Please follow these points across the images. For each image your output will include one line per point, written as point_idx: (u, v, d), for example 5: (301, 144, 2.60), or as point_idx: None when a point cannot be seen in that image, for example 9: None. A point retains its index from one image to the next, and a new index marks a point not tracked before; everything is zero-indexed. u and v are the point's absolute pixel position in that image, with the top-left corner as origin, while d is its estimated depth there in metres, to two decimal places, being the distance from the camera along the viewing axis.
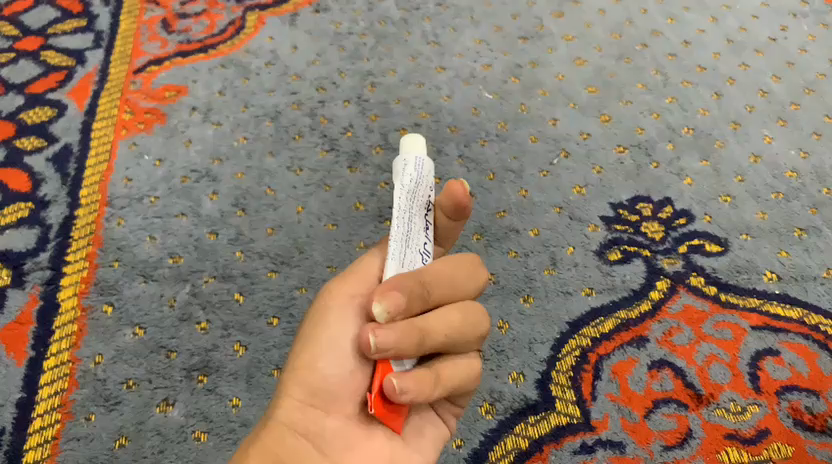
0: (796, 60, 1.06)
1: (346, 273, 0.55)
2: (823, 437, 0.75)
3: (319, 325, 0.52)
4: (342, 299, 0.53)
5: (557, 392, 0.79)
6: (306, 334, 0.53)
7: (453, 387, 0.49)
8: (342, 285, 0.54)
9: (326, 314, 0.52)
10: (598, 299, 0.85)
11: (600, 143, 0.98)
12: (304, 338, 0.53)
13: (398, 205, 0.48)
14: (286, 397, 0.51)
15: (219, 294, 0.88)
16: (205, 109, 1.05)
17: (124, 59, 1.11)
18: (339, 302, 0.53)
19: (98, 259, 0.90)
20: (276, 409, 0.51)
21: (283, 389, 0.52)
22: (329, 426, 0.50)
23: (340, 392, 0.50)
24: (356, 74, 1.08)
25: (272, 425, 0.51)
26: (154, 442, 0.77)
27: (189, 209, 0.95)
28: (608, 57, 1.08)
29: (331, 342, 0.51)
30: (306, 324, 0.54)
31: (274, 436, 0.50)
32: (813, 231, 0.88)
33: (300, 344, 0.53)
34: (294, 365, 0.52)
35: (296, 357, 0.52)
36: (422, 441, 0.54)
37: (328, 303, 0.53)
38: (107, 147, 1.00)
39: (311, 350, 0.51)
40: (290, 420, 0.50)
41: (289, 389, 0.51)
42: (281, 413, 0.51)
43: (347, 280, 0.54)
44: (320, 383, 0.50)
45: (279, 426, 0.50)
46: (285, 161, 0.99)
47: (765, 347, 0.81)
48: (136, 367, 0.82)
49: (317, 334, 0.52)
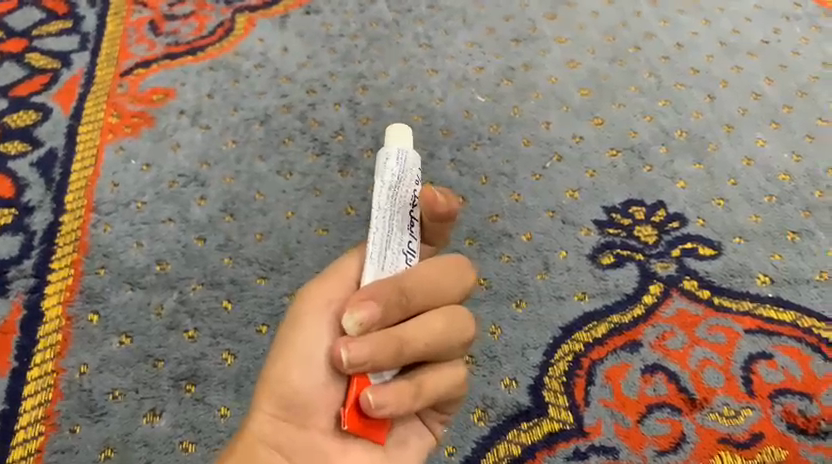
0: (790, 62, 1.05)
1: (321, 276, 0.55)
2: (816, 441, 0.75)
3: (292, 335, 0.54)
4: (316, 309, 0.54)
5: (549, 398, 0.79)
6: (280, 343, 0.55)
7: (435, 395, 0.52)
8: (316, 292, 0.55)
9: (299, 324, 0.54)
10: (591, 304, 0.85)
11: (593, 147, 0.97)
12: (279, 347, 0.55)
13: (377, 203, 0.51)
14: (260, 408, 0.54)
15: (208, 302, 0.86)
16: (193, 112, 1.03)
17: (111, 61, 1.09)
18: (313, 312, 0.54)
19: (84, 266, 0.88)
20: (252, 418, 0.54)
21: (259, 398, 0.54)
22: (303, 437, 0.53)
23: (313, 406, 0.53)
24: (347, 76, 1.07)
25: (248, 437, 0.54)
26: (141, 454, 0.76)
27: (177, 214, 0.93)
28: (602, 59, 1.07)
29: (304, 354, 0.53)
30: (281, 330, 0.56)
31: (249, 447, 0.53)
32: (805, 234, 0.88)
33: (275, 353, 0.55)
34: (269, 374, 0.54)
35: (270, 366, 0.54)
36: (406, 451, 0.56)
37: (302, 312, 0.54)
38: (93, 151, 0.99)
39: (284, 364, 0.53)
40: (264, 432, 0.53)
41: (264, 400, 0.54)
42: (256, 424, 0.54)
43: (321, 287, 0.55)
44: (294, 397, 0.53)
45: (254, 438, 0.53)
46: (275, 166, 0.98)
47: (758, 351, 0.81)
48: (122, 377, 0.81)
49: (291, 345, 0.54)
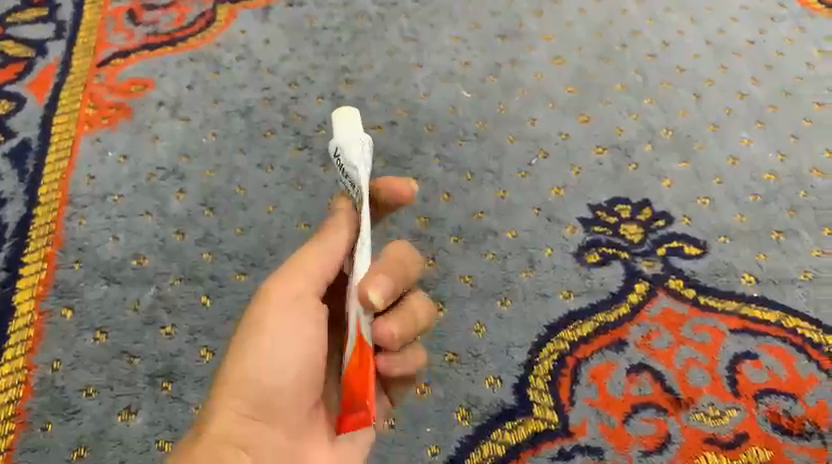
0: (776, 62, 1.04)
1: (289, 268, 0.55)
2: (801, 441, 0.75)
3: (261, 330, 0.53)
4: (287, 303, 0.54)
5: (534, 397, 0.78)
6: (244, 337, 0.53)
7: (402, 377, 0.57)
8: (285, 285, 0.54)
9: (270, 318, 0.53)
10: (576, 302, 0.84)
11: (579, 144, 0.97)
12: (242, 342, 0.53)
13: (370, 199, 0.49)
14: (225, 405, 0.52)
15: (186, 297, 0.84)
16: (173, 104, 1.01)
17: (88, 51, 1.06)
18: (284, 306, 0.54)
19: (58, 261, 0.86)
20: (214, 417, 0.52)
21: (222, 395, 0.52)
22: (272, 437, 0.52)
23: (286, 404, 0.53)
24: (331, 69, 1.05)
25: (209, 438, 0.51)
26: (116, 453, 0.75)
27: (156, 208, 0.91)
28: (589, 56, 1.06)
29: (276, 350, 0.53)
30: (243, 325, 0.54)
31: (212, 448, 0.51)
32: (790, 234, 0.88)
33: (238, 348, 0.53)
34: (234, 370, 0.53)
35: (234, 360, 0.53)
36: (352, 450, 0.56)
37: (273, 306, 0.54)
38: (68, 143, 0.96)
39: (256, 360, 0.52)
40: (230, 432, 0.51)
41: (230, 396, 0.52)
42: (220, 424, 0.51)
43: (291, 279, 0.54)
44: (266, 395, 0.52)
45: (219, 437, 0.51)
46: (256, 159, 0.96)
47: (743, 351, 0.80)
48: (97, 374, 0.79)
49: (261, 340, 0.53)
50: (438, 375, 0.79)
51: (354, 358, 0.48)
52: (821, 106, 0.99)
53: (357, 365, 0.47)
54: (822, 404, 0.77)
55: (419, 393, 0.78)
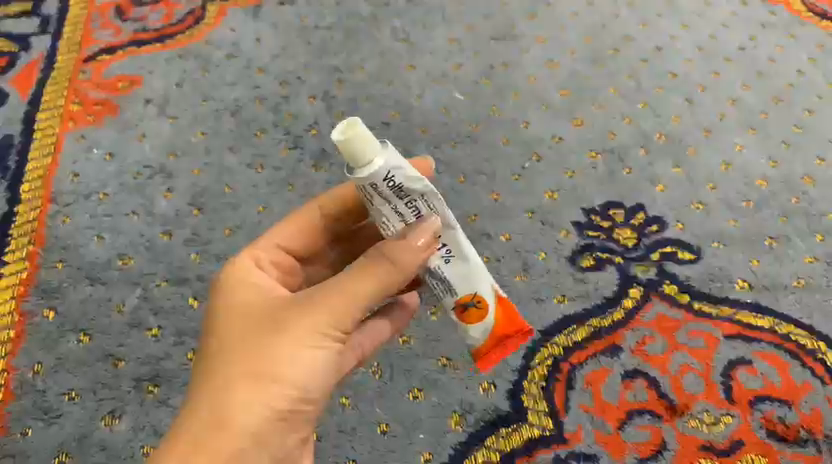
0: (768, 69, 1.03)
1: (341, 286, 0.51)
2: (795, 448, 0.74)
3: (304, 343, 0.50)
4: (335, 326, 0.51)
5: (528, 403, 0.77)
6: (285, 343, 0.50)
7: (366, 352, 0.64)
8: (336, 306, 0.51)
9: (315, 335, 0.50)
10: (570, 307, 0.83)
11: (572, 148, 0.96)
12: (282, 347, 0.50)
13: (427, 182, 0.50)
14: (252, 407, 0.49)
15: (173, 299, 0.82)
16: (161, 101, 0.99)
17: (73, 46, 1.04)
18: (330, 327, 0.51)
19: (41, 260, 0.84)
20: (238, 414, 0.48)
21: (248, 393, 0.49)
22: (288, 437, 0.51)
23: (306, 417, 0.52)
24: (322, 69, 1.04)
25: (231, 431, 0.48)
26: (99, 459, 0.73)
27: (142, 207, 0.89)
28: (581, 60, 1.05)
29: (315, 368, 0.51)
30: (281, 325, 0.51)
31: (231, 444, 0.48)
32: (783, 240, 0.87)
33: (276, 352, 0.50)
34: (269, 371, 0.49)
35: (269, 364, 0.50)
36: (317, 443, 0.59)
37: (310, 321, 0.50)
38: (52, 139, 0.94)
39: (287, 370, 0.50)
40: (254, 432, 0.49)
41: (259, 402, 0.49)
42: (244, 423, 0.48)
43: (342, 302, 0.51)
44: (295, 407, 0.50)
45: (241, 437, 0.48)
46: (246, 159, 0.94)
47: (737, 357, 0.80)
48: (79, 377, 0.77)
49: (304, 354, 0.50)
50: (431, 381, 0.78)
51: (506, 317, 0.57)
52: (811, 113, 0.98)
53: (504, 319, 0.57)
54: (816, 411, 0.76)
55: (412, 397, 0.78)
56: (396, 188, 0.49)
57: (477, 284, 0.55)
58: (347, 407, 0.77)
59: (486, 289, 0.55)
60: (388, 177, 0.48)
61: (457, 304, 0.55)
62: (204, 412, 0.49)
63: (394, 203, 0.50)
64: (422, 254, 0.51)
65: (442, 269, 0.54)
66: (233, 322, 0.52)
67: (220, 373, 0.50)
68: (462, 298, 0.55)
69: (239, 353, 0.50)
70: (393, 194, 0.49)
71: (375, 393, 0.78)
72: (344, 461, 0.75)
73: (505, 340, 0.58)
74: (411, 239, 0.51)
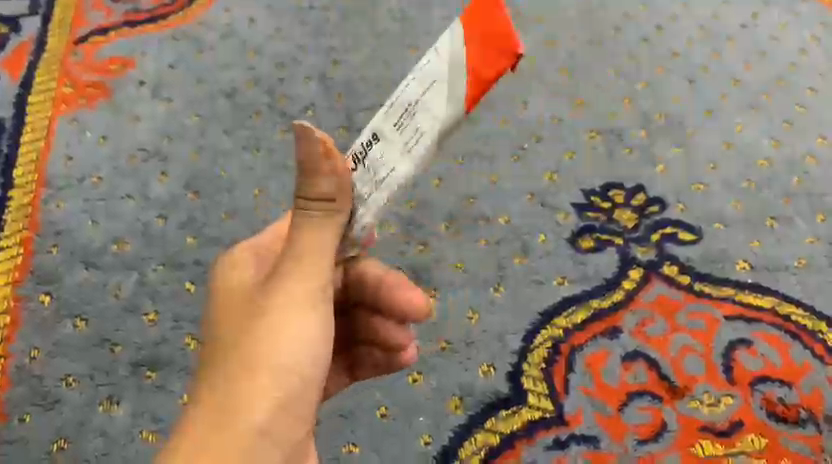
0: (769, 47, 1.02)
1: (301, 249, 0.47)
2: (795, 429, 0.74)
3: (287, 320, 0.48)
4: (314, 295, 0.48)
5: (528, 385, 0.77)
6: (268, 323, 0.48)
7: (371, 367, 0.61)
8: (306, 272, 0.47)
9: (296, 307, 0.48)
10: (570, 289, 0.83)
11: (572, 129, 0.95)
12: (265, 327, 0.48)
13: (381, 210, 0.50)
14: (251, 398, 0.46)
15: (170, 284, 0.82)
16: (154, 84, 0.98)
17: (64, 28, 1.02)
18: (308, 295, 0.48)
19: (35, 245, 0.83)
20: (236, 409, 0.46)
21: (243, 382, 0.47)
22: (295, 425, 0.49)
23: (308, 399, 0.50)
24: (318, 50, 1.02)
25: (232, 428, 0.46)
26: (97, 445, 0.73)
27: (137, 191, 0.88)
28: (581, 39, 1.03)
29: (306, 343, 0.49)
30: (258, 309, 0.48)
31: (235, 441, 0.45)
32: (785, 221, 0.87)
33: (262, 336, 0.48)
34: (258, 358, 0.47)
35: (257, 351, 0.47)
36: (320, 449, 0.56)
37: (287, 297, 0.48)
38: (44, 123, 0.93)
39: (277, 352, 0.47)
40: (259, 424, 0.46)
41: (256, 391, 0.47)
42: (245, 416, 0.46)
43: (314, 267, 0.47)
44: (295, 388, 0.48)
45: (245, 430, 0.46)
46: (241, 142, 0.93)
47: (738, 338, 0.79)
48: (76, 363, 0.77)
49: (290, 332, 0.48)
50: (430, 364, 0.78)
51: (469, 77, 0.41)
52: (812, 93, 0.97)
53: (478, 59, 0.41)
54: (816, 391, 0.76)
55: (411, 381, 0.77)
56: None
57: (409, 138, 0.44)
58: (347, 391, 0.77)
59: (430, 126, 0.43)
60: None
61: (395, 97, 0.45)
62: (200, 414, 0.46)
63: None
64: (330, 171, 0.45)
65: (370, 166, 0.46)
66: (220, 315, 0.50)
67: (214, 371, 0.48)
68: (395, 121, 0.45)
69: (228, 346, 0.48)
70: None
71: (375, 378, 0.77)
72: (344, 445, 0.74)
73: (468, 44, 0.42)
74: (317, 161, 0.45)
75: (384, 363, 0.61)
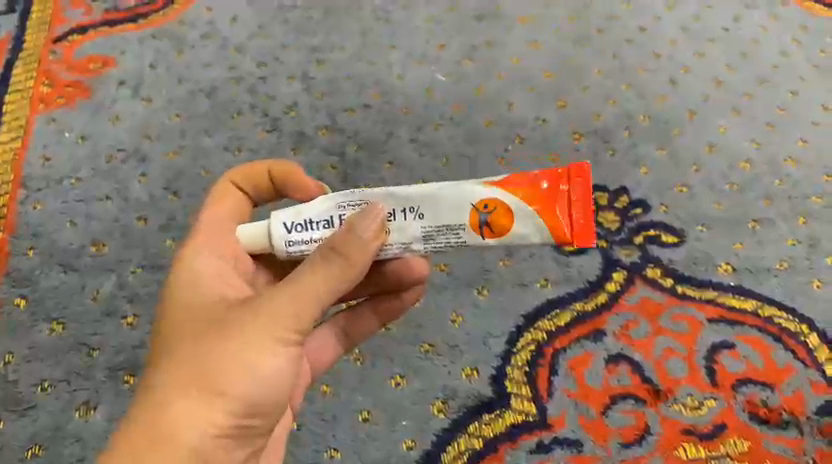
0: (751, 49, 1.02)
1: (296, 287, 0.48)
2: (777, 431, 0.74)
3: (255, 355, 0.49)
4: (284, 337, 0.49)
5: (512, 389, 0.77)
6: (232, 351, 0.48)
7: (377, 316, 0.68)
8: (285, 311, 0.49)
9: (267, 344, 0.49)
10: (554, 291, 0.82)
11: (555, 131, 0.94)
12: (229, 355, 0.48)
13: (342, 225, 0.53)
14: (200, 418, 0.48)
15: (149, 286, 0.80)
16: (135, 83, 0.96)
17: (43, 26, 1.01)
18: (281, 335, 0.49)
19: (11, 247, 0.82)
20: (179, 424, 0.47)
21: (191, 400, 0.48)
22: (236, 446, 0.51)
23: (255, 429, 0.51)
24: (300, 49, 1.01)
25: (174, 443, 0.47)
26: (73, 451, 0.72)
27: (116, 191, 0.87)
28: (566, 40, 1.03)
29: (273, 375, 0.50)
30: (228, 333, 0.49)
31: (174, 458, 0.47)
32: (766, 223, 0.87)
33: (229, 357, 0.48)
34: (214, 382, 0.48)
35: (216, 374, 0.48)
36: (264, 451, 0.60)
37: (259, 331, 0.49)
38: (21, 123, 0.92)
39: (236, 381, 0.48)
40: (201, 443, 0.48)
41: (203, 413, 0.48)
42: (190, 433, 0.48)
43: (302, 296, 0.48)
44: (247, 414, 0.50)
45: (185, 444, 0.47)
46: (222, 141, 0.92)
47: (721, 340, 0.79)
48: (52, 367, 0.76)
49: (253, 366, 0.49)
50: (413, 367, 0.78)
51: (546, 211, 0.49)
52: (794, 96, 0.97)
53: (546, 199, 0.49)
54: (799, 394, 0.76)
55: (394, 384, 0.77)
56: (307, 223, 0.52)
57: (473, 243, 0.50)
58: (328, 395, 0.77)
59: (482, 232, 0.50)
60: (288, 225, 0.52)
61: (486, 202, 0.50)
62: (144, 421, 0.48)
63: (335, 200, 0.52)
64: (372, 243, 0.49)
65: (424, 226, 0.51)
66: (189, 325, 0.51)
67: (168, 377, 0.48)
68: (470, 218, 0.50)
69: (189, 356, 0.48)
70: (316, 229, 0.52)
71: (356, 381, 0.77)
72: (326, 450, 0.74)
73: (561, 200, 0.49)
74: (359, 231, 0.48)
75: (388, 309, 0.68)
